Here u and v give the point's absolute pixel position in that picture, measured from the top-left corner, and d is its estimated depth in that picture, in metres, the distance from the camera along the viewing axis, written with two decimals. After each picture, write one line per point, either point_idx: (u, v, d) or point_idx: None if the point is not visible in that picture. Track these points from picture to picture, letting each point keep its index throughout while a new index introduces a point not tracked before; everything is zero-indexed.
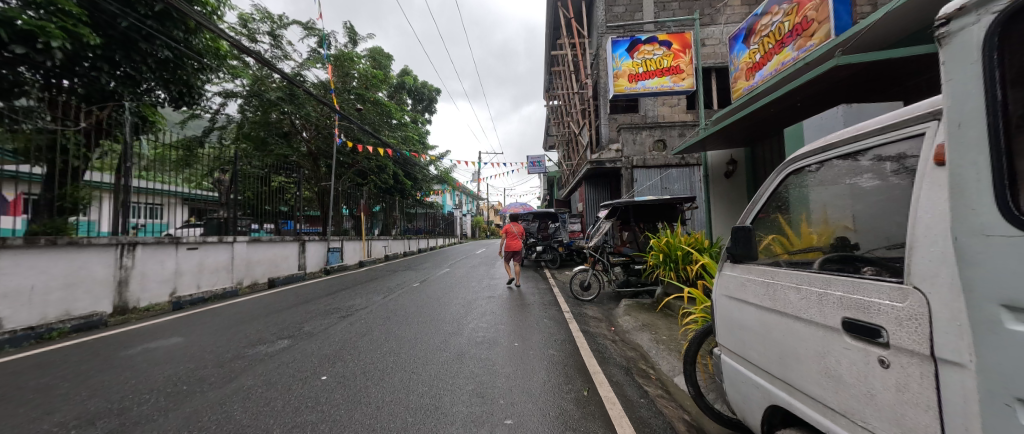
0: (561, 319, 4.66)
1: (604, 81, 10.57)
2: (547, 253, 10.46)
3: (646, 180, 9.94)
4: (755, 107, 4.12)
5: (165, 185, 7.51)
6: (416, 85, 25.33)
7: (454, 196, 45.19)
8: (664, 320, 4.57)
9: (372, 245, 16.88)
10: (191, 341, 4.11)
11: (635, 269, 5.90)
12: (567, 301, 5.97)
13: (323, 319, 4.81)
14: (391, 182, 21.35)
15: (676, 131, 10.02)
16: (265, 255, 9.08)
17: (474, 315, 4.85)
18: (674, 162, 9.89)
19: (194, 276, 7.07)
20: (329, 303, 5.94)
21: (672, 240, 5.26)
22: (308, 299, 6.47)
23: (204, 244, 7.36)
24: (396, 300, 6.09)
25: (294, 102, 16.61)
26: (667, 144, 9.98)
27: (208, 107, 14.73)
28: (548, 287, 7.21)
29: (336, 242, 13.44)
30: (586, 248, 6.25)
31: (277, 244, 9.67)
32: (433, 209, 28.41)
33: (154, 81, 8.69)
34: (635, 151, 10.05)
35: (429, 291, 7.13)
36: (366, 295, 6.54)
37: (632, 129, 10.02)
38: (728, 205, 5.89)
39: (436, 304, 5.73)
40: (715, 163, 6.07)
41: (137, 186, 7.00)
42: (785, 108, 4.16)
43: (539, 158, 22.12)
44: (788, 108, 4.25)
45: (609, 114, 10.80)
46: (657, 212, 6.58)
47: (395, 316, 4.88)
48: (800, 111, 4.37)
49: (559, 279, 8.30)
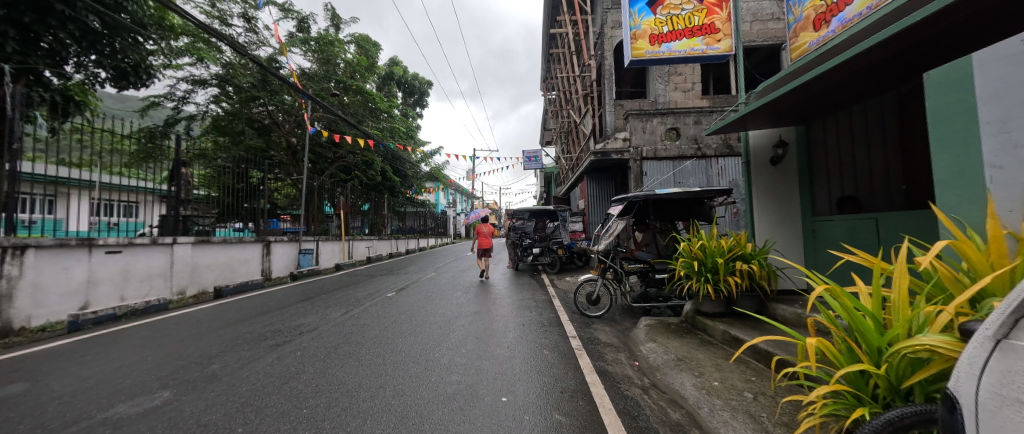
0: (566, 351, 3.47)
1: (610, 62, 9.39)
2: (546, 255, 9.31)
3: (658, 174, 8.83)
4: (834, 64, 3.00)
5: (141, 182, 6.71)
6: (406, 77, 23.98)
7: (448, 195, 43.76)
8: (703, 352, 3.42)
9: (353, 246, 15.52)
10: (35, 388, 2.83)
11: (656, 278, 4.81)
12: (573, 320, 4.76)
13: (245, 351, 3.55)
14: (378, 179, 20.00)
15: (691, 119, 8.89)
16: (217, 259, 7.75)
17: (450, 344, 3.63)
18: (689, 153, 8.76)
19: (116, 286, 5.77)
20: (272, 322, 4.70)
21: (707, 244, 4.05)
22: (249, 316, 5.20)
23: (132, 245, 6.09)
24: (358, 317, 4.86)
25: (267, 90, 15.20)
26: (680, 132, 8.86)
27: (172, 93, 13.29)
28: (547, 298, 6.03)
29: (311, 243, 12.09)
30: (594, 254, 5.07)
31: (233, 245, 8.32)
32: (424, 208, 27.03)
33: (82, 53, 7.35)
34: (644, 141, 8.90)
35: (402, 303, 5.88)
36: (322, 310, 5.31)
37: (641, 115, 8.87)
38: (773, 199, 4.74)
39: (407, 324, 4.52)
40: (758, 147, 4.91)
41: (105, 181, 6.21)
42: (879, 62, 3.04)
43: (536, 153, 20.93)
44: (880, 65, 3.12)
45: (615, 100, 9.64)
46: (680, 209, 5.41)
47: (346, 346, 3.65)
48: (894, 71, 3.24)
49: (560, 288, 7.10)
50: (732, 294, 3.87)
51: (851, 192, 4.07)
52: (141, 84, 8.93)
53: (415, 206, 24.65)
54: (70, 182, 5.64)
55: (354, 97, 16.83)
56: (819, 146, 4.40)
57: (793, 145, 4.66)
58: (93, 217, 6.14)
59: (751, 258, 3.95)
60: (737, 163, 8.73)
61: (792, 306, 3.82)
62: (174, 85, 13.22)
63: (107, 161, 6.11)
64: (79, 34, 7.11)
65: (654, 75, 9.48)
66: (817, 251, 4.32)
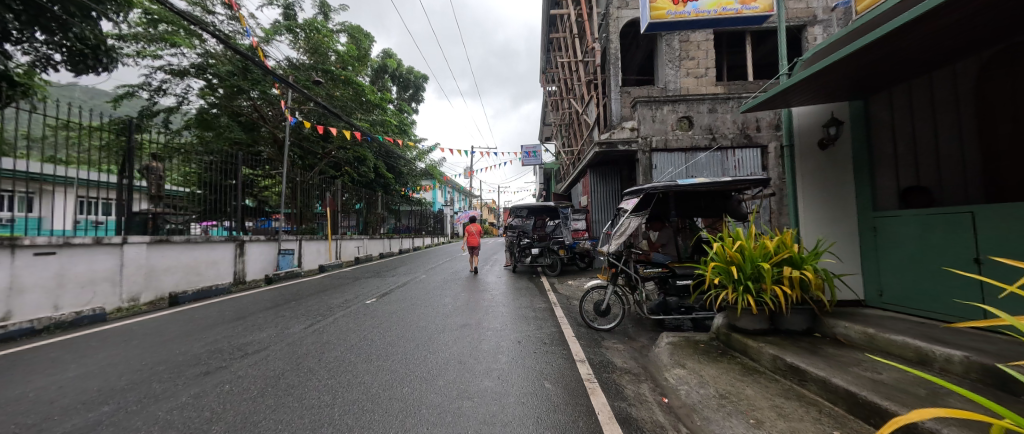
0: (575, 384, 2.68)
1: (616, 44, 8.56)
2: (545, 257, 8.58)
3: (668, 166, 8.08)
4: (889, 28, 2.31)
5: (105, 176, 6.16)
6: (400, 71, 23.09)
7: (445, 193, 42.87)
8: (749, 384, 2.62)
9: (342, 246, 14.69)
10: None
11: (678, 286, 4.06)
12: (579, 336, 3.95)
13: (160, 383, 2.74)
14: (371, 175, 19.19)
15: (705, 106, 8.09)
16: (179, 260, 6.90)
17: (426, 375, 2.82)
18: (702, 144, 8.01)
19: (49, 293, 4.91)
20: (214, 340, 3.87)
21: (748, 245, 3.28)
22: (195, 330, 4.36)
23: (70, 245, 5.24)
24: (320, 333, 4.03)
25: (247, 78, 14.15)
26: (693, 121, 8.08)
27: (147, 83, 12.38)
28: (548, 307, 5.24)
29: (292, 242, 11.24)
30: (605, 256, 4.29)
31: (198, 245, 7.42)
32: (420, 207, 26.21)
33: (24, 29, 6.58)
34: (654, 130, 8.12)
35: (380, 313, 5.07)
36: (283, 323, 4.50)
37: (650, 102, 8.10)
38: (823, 190, 3.98)
39: (378, 341, 3.71)
40: (805, 127, 4.13)
41: (84, 178, 5.85)
42: (958, 19, 2.30)
43: (536, 148, 20.15)
44: (962, 22, 2.36)
45: (621, 86, 8.82)
46: (705, 204, 4.59)
47: (291, 376, 2.83)
48: (988, 28, 2.42)
49: (562, 294, 6.30)
50: (781, 307, 3.13)
51: (926, 181, 3.23)
52: (102, 68, 8.15)
53: (410, 204, 23.79)
54: (53, 179, 5.39)
55: (344, 89, 15.99)
56: (881, 126, 3.57)
57: (848, 125, 3.85)
58: (76, 215, 5.72)
59: (801, 263, 3.18)
60: (756, 155, 7.95)
61: (856, 323, 3.07)
62: (149, 74, 12.32)
63: (77, 156, 5.70)
64: (17, 6, 6.30)
65: (663, 59, 8.69)
66: (879, 255, 3.51)
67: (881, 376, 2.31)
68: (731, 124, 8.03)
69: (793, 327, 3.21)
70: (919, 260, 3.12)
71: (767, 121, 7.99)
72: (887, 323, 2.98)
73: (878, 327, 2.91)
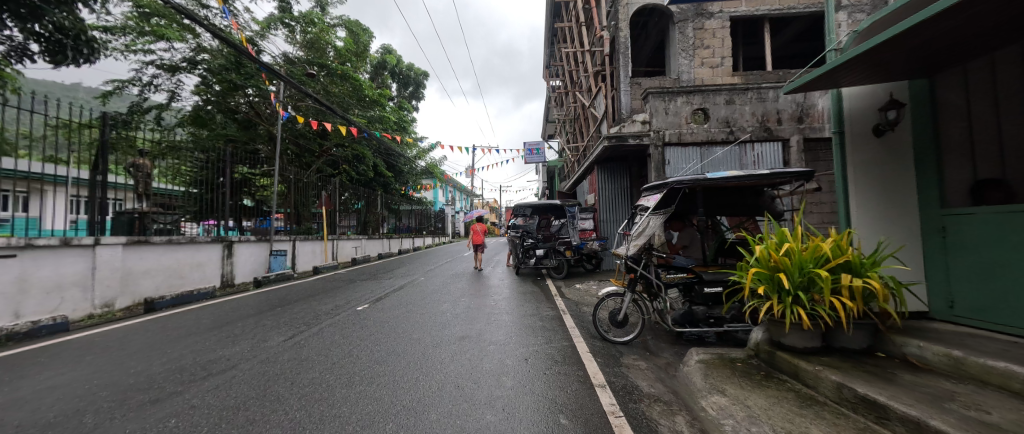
0: (598, 419, 2.16)
1: (625, 32, 8.04)
2: (551, 258, 8.08)
3: (682, 162, 7.57)
4: None
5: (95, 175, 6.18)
6: (400, 67, 22.61)
7: (446, 192, 42.32)
8: (813, 418, 2.10)
9: (339, 246, 14.22)
10: None
11: (706, 294, 3.58)
12: (595, 352, 3.44)
13: (92, 415, 2.25)
14: (370, 174, 18.72)
15: (721, 97, 7.56)
16: (159, 262, 6.43)
17: (416, 406, 2.30)
18: (719, 138, 7.49)
19: (9, 301, 4.35)
20: (177, 355, 3.38)
21: (798, 249, 2.79)
22: (161, 342, 3.87)
23: (33, 247, 4.68)
24: (299, 347, 3.54)
25: (241, 73, 13.58)
26: (709, 113, 7.57)
27: (137, 78, 11.91)
28: (556, 315, 4.74)
29: (285, 242, 10.78)
30: (623, 260, 3.78)
31: (183, 246, 6.96)
32: (420, 206, 25.67)
33: None
34: (666, 123, 7.61)
35: (370, 322, 4.58)
36: (259, 334, 4.01)
37: (663, 93, 7.60)
38: (877, 181, 3.52)
39: (363, 358, 3.21)
40: (857, 111, 3.69)
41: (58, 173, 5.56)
42: None
43: (539, 145, 19.63)
44: None
45: (631, 77, 8.29)
46: (734, 200, 4.05)
47: (252, 407, 2.33)
48: None
49: (571, 300, 5.79)
50: (841, 323, 2.62)
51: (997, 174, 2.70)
52: (84, 60, 7.72)
53: (410, 204, 23.29)
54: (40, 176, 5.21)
55: (341, 84, 15.53)
56: (950, 110, 3.04)
57: (911, 107, 3.34)
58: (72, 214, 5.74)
59: (862, 271, 2.67)
60: (776, 149, 7.44)
61: (933, 342, 2.53)
62: (139, 69, 11.86)
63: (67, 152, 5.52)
64: None
65: (676, 48, 8.16)
66: (949, 260, 2.97)
67: (996, 417, 1.78)
68: (750, 116, 7.51)
69: (849, 346, 2.72)
70: (992, 269, 2.59)
71: (788, 114, 7.48)
72: (972, 343, 2.45)
73: (966, 348, 2.36)
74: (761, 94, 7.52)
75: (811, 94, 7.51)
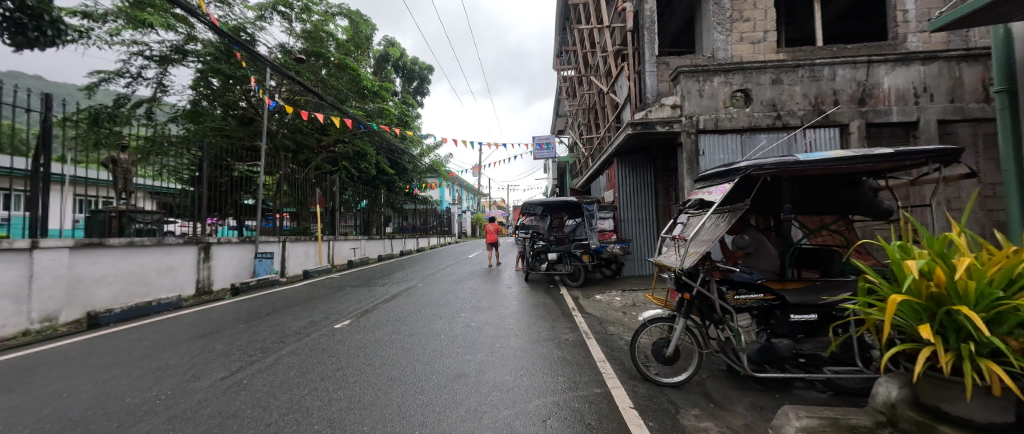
0: None
1: (651, 5, 6.98)
2: (565, 264, 7.08)
3: (718, 151, 6.51)
4: None
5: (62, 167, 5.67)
6: (404, 61, 21.79)
7: (452, 191, 41.45)
8: None
9: (336, 248, 13.41)
10: None
11: (791, 323, 2.59)
12: (643, 408, 2.39)
13: None
14: (371, 171, 17.92)
15: (766, 76, 6.47)
16: (117, 268, 5.61)
17: None
18: (764, 124, 6.40)
19: None
20: (66, 401, 2.47)
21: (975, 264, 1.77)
22: (66, 377, 2.94)
23: None
24: (235, 393, 2.60)
25: (233, 64, 12.86)
26: (751, 95, 6.49)
27: (125, 70, 11.25)
28: (579, 343, 3.70)
29: (274, 244, 9.97)
30: (677, 272, 2.76)
31: (150, 248, 6.17)
32: (426, 205, 24.84)
33: None
34: (701, 107, 6.55)
35: (343, 347, 3.63)
36: (195, 367, 3.09)
37: (696, 73, 6.53)
38: None
39: (313, 414, 2.25)
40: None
41: None
42: None
43: (548, 139, 18.62)
44: None
45: (658, 56, 7.21)
46: (821, 192, 3.00)
47: None
48: None
49: (594, 318, 4.77)
50: None
51: None
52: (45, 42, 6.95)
53: (414, 203, 22.46)
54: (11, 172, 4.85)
55: (339, 76, 14.73)
56: None
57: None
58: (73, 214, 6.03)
59: None
60: (833, 135, 6.33)
61: None
62: (127, 60, 11.22)
63: None
64: None
65: (710, 22, 7.07)
66: None
67: None
68: (800, 98, 6.41)
69: None
70: None
71: (847, 94, 6.37)
72: None
73: None
74: (814, 72, 6.41)
75: (874, 72, 6.38)
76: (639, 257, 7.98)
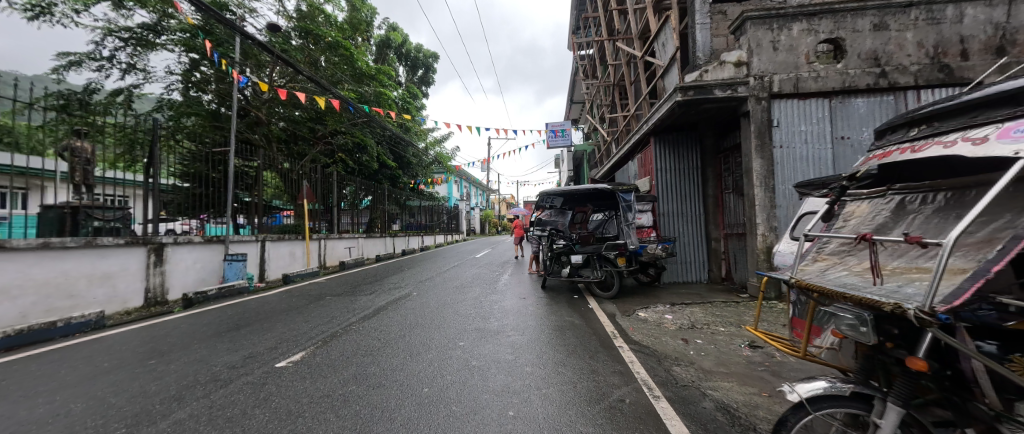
0: None
1: None
2: (593, 269, 5.59)
3: (799, 121, 4.95)
4: None
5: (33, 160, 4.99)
6: (407, 48, 20.48)
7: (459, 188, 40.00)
8: None
9: (329, 248, 12.19)
10: None
11: None
12: None
13: None
14: (371, 165, 16.68)
15: (866, 20, 4.84)
16: (28, 275, 4.42)
17: None
18: (861, 83, 4.81)
19: None
20: None
21: None
22: None
23: None
24: None
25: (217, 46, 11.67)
26: (843, 47, 4.89)
27: (97, 53, 10.24)
28: (646, 413, 2.22)
29: (252, 244, 8.77)
30: (910, 313, 1.12)
31: (80, 251, 4.99)
32: (432, 202, 23.51)
33: None
34: (774, 63, 4.99)
35: (263, 415, 2.24)
36: None
37: (768, 17, 4.96)
38: None
39: None
40: None
41: None
42: None
43: (562, 126, 17.02)
44: None
45: (712, 4, 5.64)
46: None
47: None
48: None
49: (647, 354, 3.29)
50: None
51: None
52: None
53: (420, 199, 21.15)
54: None
55: (335, 60, 13.51)
56: None
57: None
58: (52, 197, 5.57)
59: None
60: None
61: None
62: (99, 42, 10.20)
63: None
64: None
65: None
66: None
67: None
68: (913, 48, 4.79)
69: None
70: None
71: (978, 42, 4.72)
72: None
73: None
74: (933, 13, 4.77)
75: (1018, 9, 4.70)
76: (682, 259, 6.50)
